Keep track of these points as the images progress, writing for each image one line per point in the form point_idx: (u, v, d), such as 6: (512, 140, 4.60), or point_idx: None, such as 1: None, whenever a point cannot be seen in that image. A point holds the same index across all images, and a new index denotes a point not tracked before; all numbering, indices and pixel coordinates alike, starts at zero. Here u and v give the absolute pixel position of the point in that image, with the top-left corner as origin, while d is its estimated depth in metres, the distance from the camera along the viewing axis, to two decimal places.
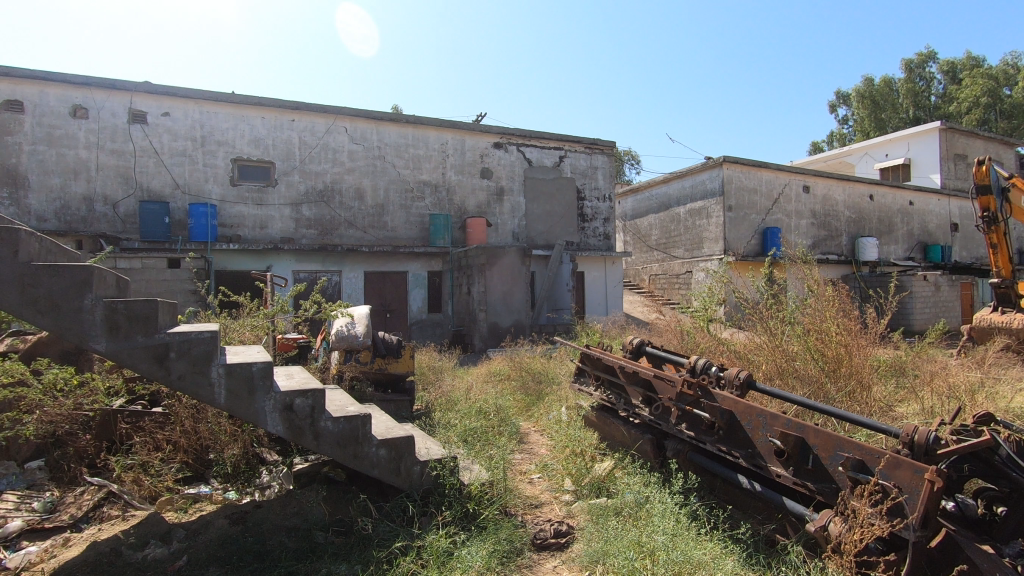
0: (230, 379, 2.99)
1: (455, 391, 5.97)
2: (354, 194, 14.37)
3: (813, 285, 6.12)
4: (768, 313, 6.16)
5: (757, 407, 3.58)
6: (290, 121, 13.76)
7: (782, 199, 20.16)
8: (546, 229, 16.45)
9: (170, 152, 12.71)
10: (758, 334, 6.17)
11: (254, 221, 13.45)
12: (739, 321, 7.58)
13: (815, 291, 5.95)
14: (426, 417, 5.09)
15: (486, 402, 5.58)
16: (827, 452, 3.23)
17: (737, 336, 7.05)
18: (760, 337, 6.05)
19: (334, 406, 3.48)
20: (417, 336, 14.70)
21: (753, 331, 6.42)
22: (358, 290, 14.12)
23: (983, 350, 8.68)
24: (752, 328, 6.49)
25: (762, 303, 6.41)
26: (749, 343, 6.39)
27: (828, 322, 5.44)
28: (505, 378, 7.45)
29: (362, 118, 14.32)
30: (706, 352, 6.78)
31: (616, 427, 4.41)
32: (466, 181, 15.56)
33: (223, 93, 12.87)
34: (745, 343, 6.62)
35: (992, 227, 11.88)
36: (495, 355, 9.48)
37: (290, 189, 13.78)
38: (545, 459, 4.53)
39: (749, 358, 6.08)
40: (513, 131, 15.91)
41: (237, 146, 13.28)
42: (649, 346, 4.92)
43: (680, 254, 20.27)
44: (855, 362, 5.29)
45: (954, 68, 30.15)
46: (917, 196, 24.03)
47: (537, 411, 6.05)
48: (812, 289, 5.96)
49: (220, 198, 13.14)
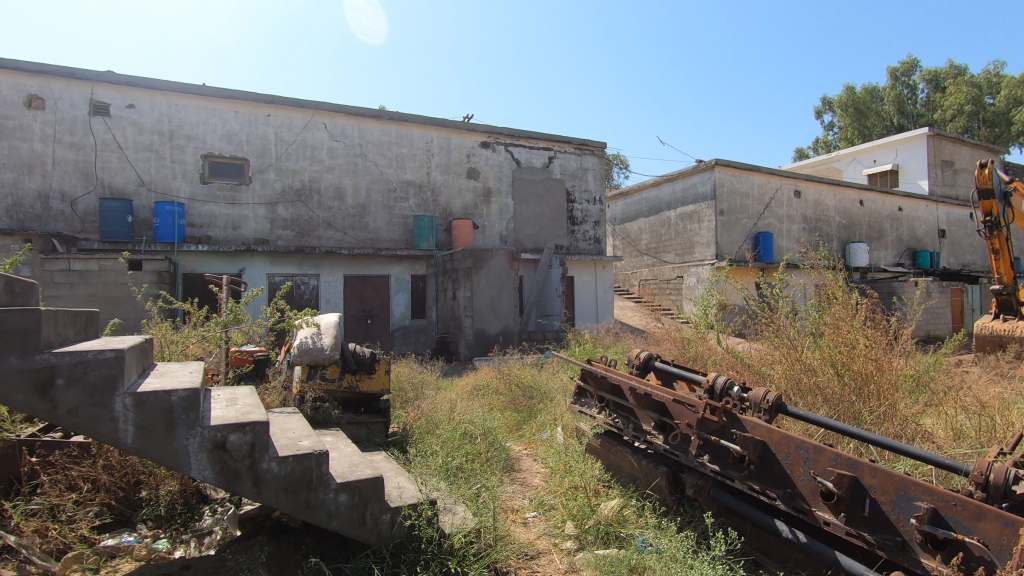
0: (140, 412, 2.30)
1: (436, 409, 5.31)
2: (333, 193, 13.65)
3: (833, 289, 5.54)
4: (784, 320, 5.55)
5: (796, 438, 3.01)
6: (266, 116, 13.00)
7: (774, 204, 19.82)
8: (535, 232, 15.84)
9: (135, 146, 11.91)
10: (774, 345, 5.57)
11: (226, 221, 12.66)
12: (747, 329, 6.99)
13: (837, 298, 5.35)
14: (401, 443, 4.42)
15: (472, 422, 4.94)
16: (889, 497, 2.66)
17: (745, 347, 6.47)
18: (776, 349, 5.44)
19: (283, 442, 2.81)
20: (400, 343, 14.01)
21: (766, 342, 5.83)
22: (336, 296, 13.40)
23: (995, 361, 8.21)
24: (765, 338, 5.91)
25: (776, 309, 5.79)
26: (763, 356, 5.80)
27: (855, 334, 4.87)
28: (492, 393, 6.79)
29: (342, 114, 13.61)
30: (712, 366, 6.21)
31: (622, 457, 3.80)
32: (451, 181, 14.91)
33: (193, 85, 12.10)
34: (756, 355, 6.03)
35: (994, 232, 11.50)
36: (481, 365, 8.84)
37: (265, 188, 13.01)
38: (540, 494, 3.90)
39: (765, 371, 5.48)
40: (500, 130, 15.32)
41: (208, 142, 12.51)
42: (658, 361, 4.37)
43: (670, 259, 19.80)
44: (885, 380, 4.72)
45: (936, 77, 30.19)
46: (907, 202, 23.84)
47: (529, 433, 5.42)
48: (835, 295, 5.36)
49: (189, 196, 12.34)
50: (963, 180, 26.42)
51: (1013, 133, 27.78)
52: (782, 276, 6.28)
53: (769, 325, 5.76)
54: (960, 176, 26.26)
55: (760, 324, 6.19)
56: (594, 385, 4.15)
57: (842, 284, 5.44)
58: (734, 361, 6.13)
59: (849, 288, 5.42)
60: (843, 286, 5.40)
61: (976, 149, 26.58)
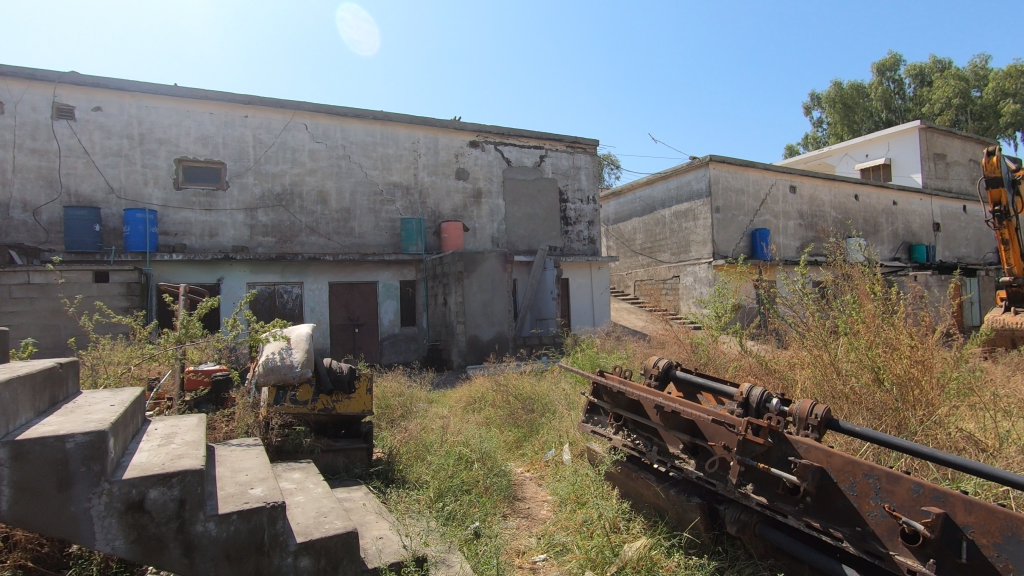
0: (20, 467, 1.71)
1: (427, 430, 4.73)
2: (316, 197, 13.03)
3: (866, 283, 5.01)
4: (815, 318, 4.99)
5: (863, 463, 2.48)
6: (242, 118, 12.36)
7: (770, 200, 19.42)
8: (527, 233, 15.28)
9: (103, 151, 11.25)
10: (803, 347, 5.03)
11: (202, 228, 12.00)
12: (766, 329, 6.46)
13: (876, 294, 4.79)
14: (388, 472, 3.82)
15: (468, 444, 4.36)
16: (992, 538, 2.13)
17: (765, 350, 5.93)
18: (806, 352, 4.90)
19: (228, 492, 2.22)
20: (389, 352, 13.38)
21: (795, 343, 5.29)
22: (321, 304, 12.78)
23: (1018, 357, 7.74)
24: (792, 338, 5.37)
25: (803, 305, 5.24)
26: (790, 359, 5.25)
27: (896, 332, 4.32)
28: (488, 406, 6.23)
29: (324, 114, 13.01)
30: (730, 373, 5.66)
31: (646, 485, 3.23)
32: (439, 182, 14.33)
33: (164, 86, 11.47)
34: (782, 358, 5.48)
35: (1003, 223, 11.06)
36: (475, 375, 8.26)
37: (243, 193, 12.36)
38: (549, 530, 3.32)
39: (796, 377, 4.93)
40: (489, 128, 14.79)
41: (182, 145, 11.85)
42: (679, 371, 3.83)
43: (666, 259, 19.31)
44: (933, 384, 4.18)
45: (922, 71, 30.00)
46: (901, 196, 23.56)
47: (532, 453, 4.87)
48: (873, 289, 4.80)
49: (162, 203, 11.68)
50: (955, 173, 26.22)
51: (1002, 125, 27.67)
52: (806, 271, 5.73)
53: (799, 325, 5.21)
54: (952, 168, 26.05)
55: (786, 325, 5.63)
56: (607, 400, 3.59)
57: (878, 277, 4.90)
58: (756, 366, 5.57)
59: (886, 280, 4.89)
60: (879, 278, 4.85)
61: (967, 141, 26.42)
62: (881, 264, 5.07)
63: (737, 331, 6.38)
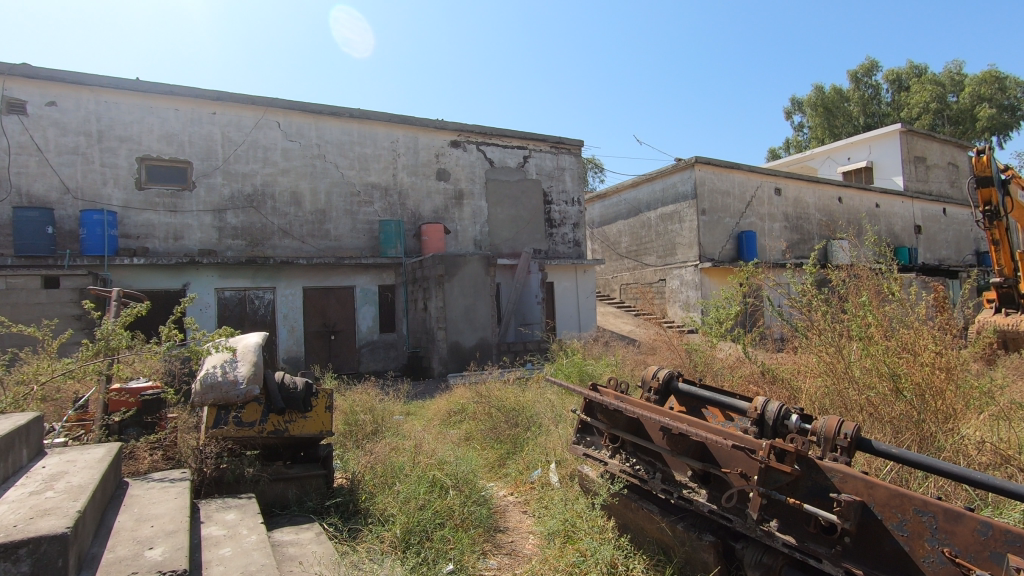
0: None
1: (399, 450, 4.23)
2: (289, 198, 12.43)
3: (878, 281, 4.63)
4: (826, 319, 4.56)
5: (913, 496, 2.06)
6: (210, 115, 11.73)
7: (755, 202, 19.21)
8: (511, 236, 14.83)
9: (58, 149, 10.57)
10: (813, 351, 4.61)
11: (167, 231, 11.35)
12: (770, 335, 6.01)
13: (892, 293, 4.38)
14: (350, 503, 3.33)
15: (444, 467, 3.88)
16: None
17: (769, 356, 5.51)
18: (816, 358, 4.47)
19: (116, 556, 1.82)
20: (368, 360, 12.79)
21: (803, 347, 4.86)
22: (295, 310, 12.16)
23: (1018, 360, 7.45)
24: (800, 343, 4.94)
25: (813, 305, 4.81)
26: (798, 366, 4.82)
27: (916, 336, 3.90)
28: (468, 420, 5.75)
29: (297, 111, 12.44)
30: (732, 384, 5.23)
31: (650, 517, 2.77)
32: (420, 183, 13.82)
33: (124, 80, 10.80)
34: (789, 365, 5.05)
35: (994, 223, 10.83)
36: (454, 384, 7.77)
37: (211, 193, 11.71)
38: (537, 570, 2.84)
39: (806, 386, 4.49)
40: (471, 128, 14.33)
41: (144, 143, 11.20)
42: (682, 382, 3.40)
43: (652, 262, 18.99)
44: (958, 394, 3.77)
45: (899, 77, 30.22)
46: (883, 199, 23.57)
47: (514, 473, 4.44)
48: (890, 288, 4.38)
49: (123, 204, 11.01)
50: (935, 176, 26.38)
51: (978, 130, 27.97)
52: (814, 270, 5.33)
53: (807, 327, 4.78)
54: (932, 171, 26.20)
55: (792, 327, 5.20)
56: (601, 418, 3.11)
57: (895, 275, 4.50)
58: (761, 374, 5.14)
59: (904, 279, 4.48)
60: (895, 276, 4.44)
61: (946, 145, 26.63)
62: (895, 261, 4.68)
63: (740, 334, 5.92)
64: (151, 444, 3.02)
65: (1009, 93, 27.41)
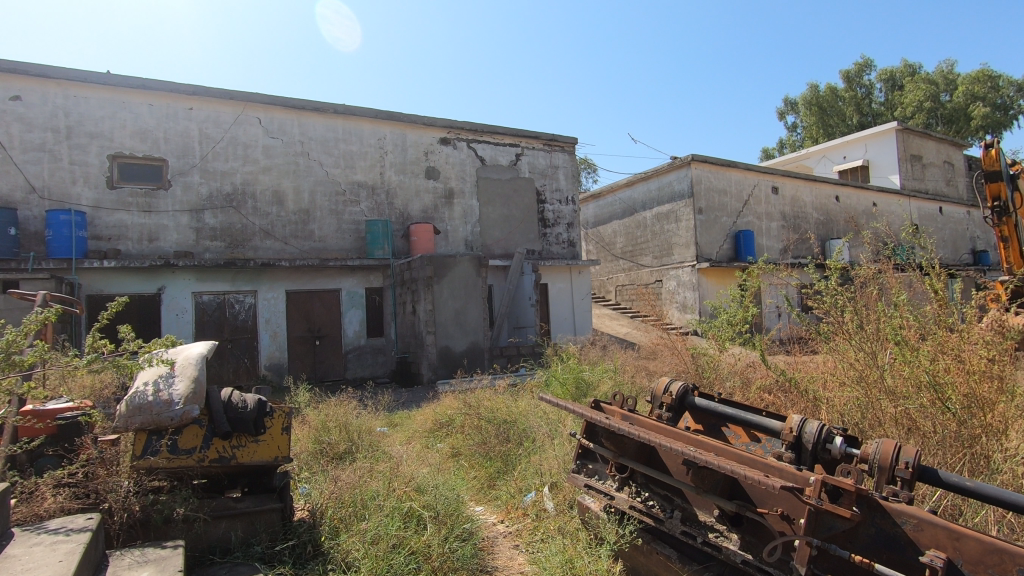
0: None
1: (375, 474, 3.73)
2: (271, 197, 11.88)
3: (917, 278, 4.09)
4: (856, 317, 4.03)
5: (1015, 553, 1.61)
6: (186, 110, 11.18)
7: (752, 201, 18.83)
8: (503, 236, 14.33)
9: (23, 146, 10.00)
10: (840, 355, 4.10)
11: (141, 232, 10.78)
12: (790, 334, 5.47)
13: (934, 291, 3.87)
14: (309, 544, 2.83)
15: (424, 496, 3.37)
16: None
17: (787, 360, 5.05)
18: (845, 363, 3.96)
19: None
20: (355, 366, 12.24)
21: (828, 350, 4.36)
22: (278, 315, 11.60)
23: None
24: (826, 346, 4.43)
25: (837, 303, 4.28)
26: (823, 373, 4.32)
27: (962, 339, 3.42)
28: (456, 434, 5.26)
29: (278, 107, 11.91)
30: (750, 398, 4.75)
31: (668, 565, 2.28)
32: (408, 181, 13.30)
33: (93, 73, 10.24)
34: (813, 372, 4.54)
35: (1002, 219, 10.18)
36: (442, 392, 7.26)
37: (188, 192, 11.15)
38: None
39: (833, 395, 3.99)
40: (461, 124, 13.85)
41: (116, 140, 10.63)
42: (698, 395, 2.92)
43: (648, 263, 18.53)
44: (1014, 406, 3.28)
45: (892, 76, 29.92)
46: (880, 198, 23.22)
47: (506, 496, 3.95)
48: (933, 285, 3.85)
49: (93, 203, 10.44)
50: (931, 174, 26.11)
51: (973, 128, 27.79)
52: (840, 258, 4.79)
53: (832, 328, 4.27)
54: (928, 169, 25.93)
55: (812, 326, 4.68)
56: (607, 443, 2.58)
57: (935, 270, 3.98)
58: (782, 383, 4.66)
59: (945, 274, 3.96)
60: (937, 270, 3.92)
61: (942, 143, 26.39)
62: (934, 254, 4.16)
63: (754, 335, 5.42)
64: (57, 481, 2.49)
65: (1001, 92, 27.27)
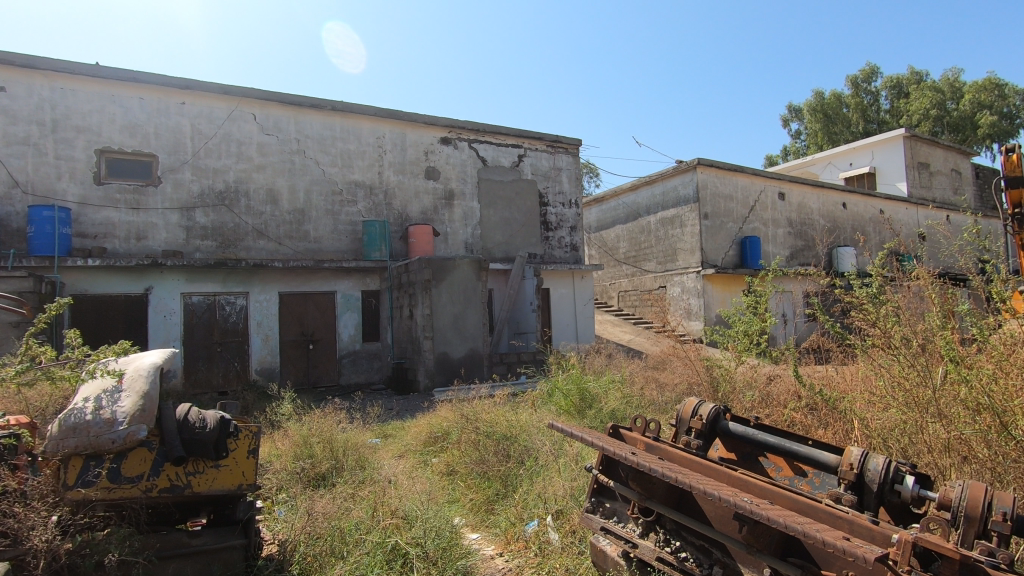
0: None
1: (358, 501, 3.32)
2: (265, 196, 11.49)
3: (977, 286, 3.64)
4: (899, 328, 3.55)
5: None
6: (178, 105, 10.81)
7: (758, 207, 18.42)
8: (504, 239, 13.94)
9: (6, 139, 9.61)
10: (885, 371, 3.67)
11: (130, 230, 10.39)
12: (819, 342, 4.98)
13: (1000, 301, 3.40)
14: None
15: (411, 528, 2.96)
16: None
17: (826, 375, 4.60)
18: (890, 381, 3.55)
19: None
20: (349, 372, 11.82)
21: (868, 365, 3.93)
22: (270, 318, 11.19)
23: None
24: (866, 361, 4.01)
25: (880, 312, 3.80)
26: (863, 390, 3.89)
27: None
28: (451, 450, 4.85)
29: (275, 103, 11.55)
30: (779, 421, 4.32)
31: None
32: (407, 181, 12.92)
33: (82, 64, 9.87)
34: (851, 391, 4.11)
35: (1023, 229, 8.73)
36: (438, 403, 6.84)
37: (178, 190, 10.77)
38: None
39: (877, 416, 3.56)
40: (463, 124, 13.47)
41: (104, 134, 10.26)
42: (730, 420, 2.51)
43: (652, 268, 18.13)
44: None
45: (899, 83, 29.40)
46: (887, 205, 22.58)
47: (505, 524, 3.54)
48: (999, 292, 3.39)
49: (80, 200, 10.06)
50: (939, 182, 25.71)
51: (979, 136, 27.44)
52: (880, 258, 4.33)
53: (870, 340, 3.81)
54: (936, 177, 25.54)
55: (843, 336, 4.21)
56: (633, 484, 2.15)
57: (1001, 275, 3.50)
58: (813, 400, 4.24)
59: (1013, 281, 3.50)
60: (1004, 276, 3.46)
61: (949, 151, 26.02)
62: (996, 258, 3.70)
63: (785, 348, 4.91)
64: None
65: (1008, 101, 26.94)
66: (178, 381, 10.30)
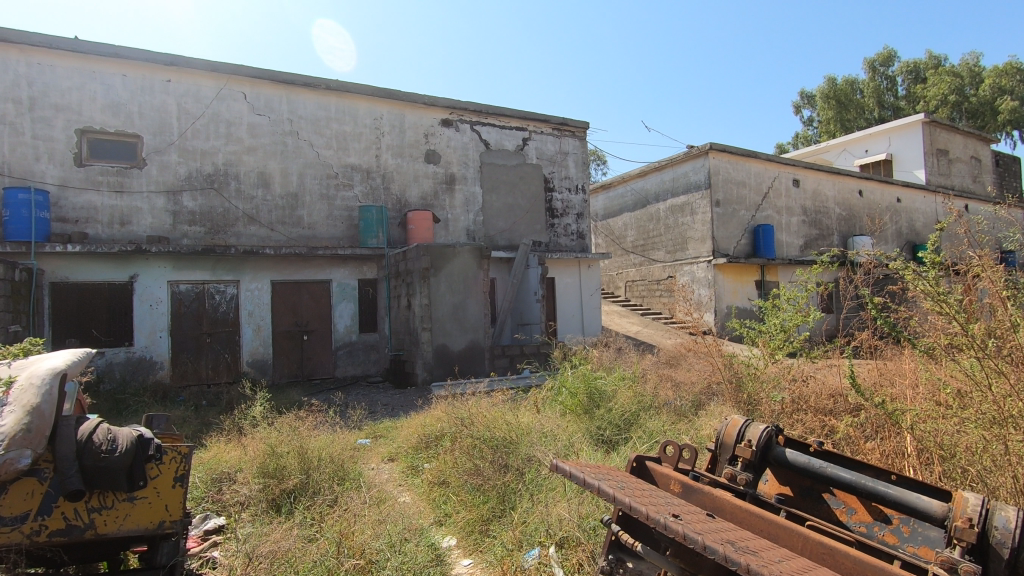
0: None
1: (324, 529, 2.79)
2: (256, 179, 10.94)
3: None
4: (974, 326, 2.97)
5: None
6: (164, 83, 10.24)
7: (772, 194, 17.71)
8: (508, 226, 13.35)
9: None
10: (954, 378, 3.09)
11: (113, 214, 9.88)
12: (864, 340, 4.36)
13: None
14: None
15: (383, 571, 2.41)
16: None
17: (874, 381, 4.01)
18: (963, 390, 2.97)
19: None
20: (345, 364, 11.32)
21: (930, 370, 3.35)
22: (262, 308, 10.69)
23: None
24: (928, 366, 3.42)
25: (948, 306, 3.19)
26: (926, 399, 3.30)
27: None
28: (444, 457, 4.32)
29: (266, 82, 10.96)
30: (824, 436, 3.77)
31: None
32: (406, 165, 12.32)
33: (60, 38, 9.31)
34: (910, 402, 3.53)
35: None
36: (430, 402, 6.28)
37: (164, 172, 10.22)
38: None
39: (948, 431, 2.97)
40: (464, 105, 12.84)
41: (85, 114, 9.72)
42: (787, 447, 1.96)
43: (661, 257, 17.49)
44: None
45: (916, 68, 28.39)
46: (904, 193, 21.76)
47: (501, 552, 2.99)
48: None
49: (59, 182, 9.54)
50: (957, 170, 24.82)
51: (999, 123, 26.46)
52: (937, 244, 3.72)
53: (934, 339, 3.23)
54: (954, 164, 24.64)
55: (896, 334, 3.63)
56: (671, 552, 1.59)
57: None
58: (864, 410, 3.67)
59: None
60: None
61: (968, 137, 25.08)
62: None
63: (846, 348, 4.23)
64: None
65: None
66: (165, 374, 9.84)
